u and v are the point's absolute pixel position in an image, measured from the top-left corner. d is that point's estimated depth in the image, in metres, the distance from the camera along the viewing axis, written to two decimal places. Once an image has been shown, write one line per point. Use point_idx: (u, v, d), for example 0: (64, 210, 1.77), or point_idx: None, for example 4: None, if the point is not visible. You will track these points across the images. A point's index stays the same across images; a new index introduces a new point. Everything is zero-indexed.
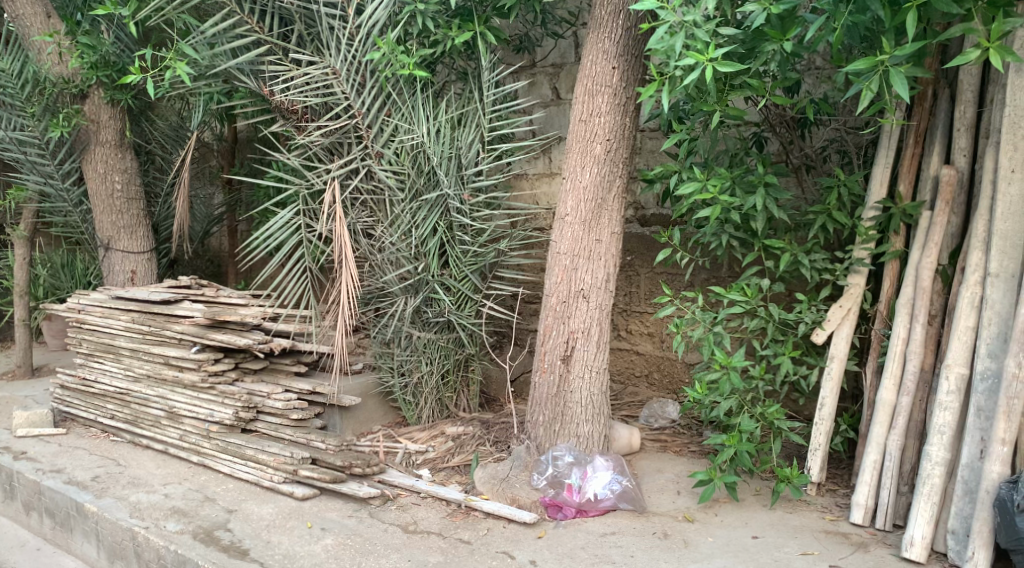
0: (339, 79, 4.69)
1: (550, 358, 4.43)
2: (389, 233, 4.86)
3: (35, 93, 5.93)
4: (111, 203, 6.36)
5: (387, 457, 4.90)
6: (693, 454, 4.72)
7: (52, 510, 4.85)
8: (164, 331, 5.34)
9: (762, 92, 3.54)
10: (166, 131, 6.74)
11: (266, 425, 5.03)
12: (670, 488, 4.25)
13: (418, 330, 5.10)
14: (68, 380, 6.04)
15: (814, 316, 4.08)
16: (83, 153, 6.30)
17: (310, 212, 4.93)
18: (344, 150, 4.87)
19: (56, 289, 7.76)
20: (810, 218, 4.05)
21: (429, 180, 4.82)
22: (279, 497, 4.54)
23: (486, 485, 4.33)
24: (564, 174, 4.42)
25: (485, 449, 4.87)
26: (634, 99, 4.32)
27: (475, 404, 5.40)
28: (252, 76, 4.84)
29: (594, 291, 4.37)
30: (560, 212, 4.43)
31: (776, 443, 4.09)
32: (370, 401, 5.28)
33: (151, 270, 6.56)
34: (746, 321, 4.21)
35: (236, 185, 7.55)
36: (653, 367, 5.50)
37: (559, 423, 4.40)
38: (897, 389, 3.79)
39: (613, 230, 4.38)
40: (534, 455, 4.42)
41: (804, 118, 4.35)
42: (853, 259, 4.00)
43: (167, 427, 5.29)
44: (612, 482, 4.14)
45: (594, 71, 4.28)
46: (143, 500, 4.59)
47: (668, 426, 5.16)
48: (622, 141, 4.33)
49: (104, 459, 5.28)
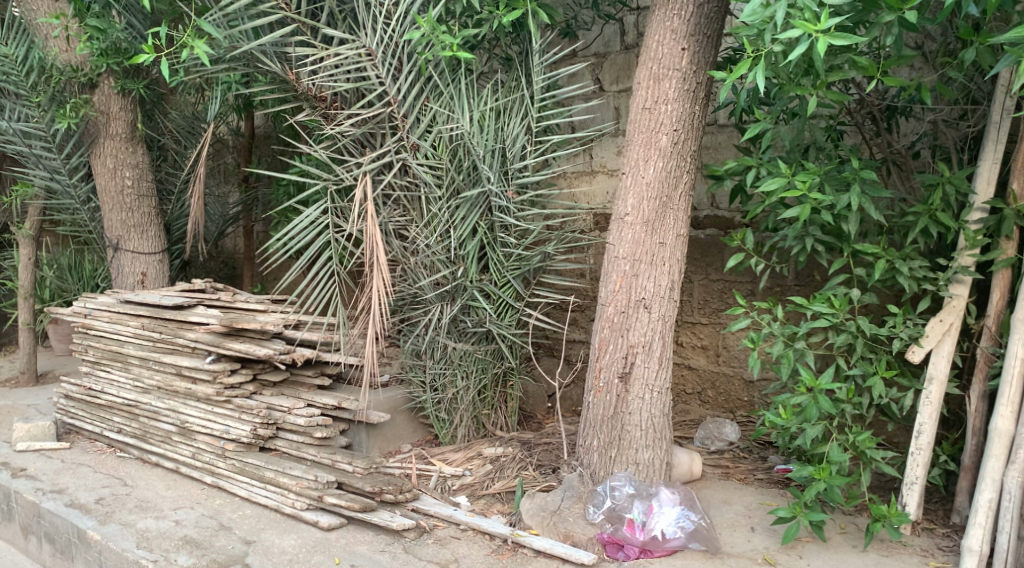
0: (373, 62, 4.23)
1: (607, 375, 3.95)
2: (424, 234, 4.41)
3: (40, 81, 5.53)
4: (120, 200, 5.92)
5: (420, 481, 4.45)
6: (762, 482, 4.25)
7: (52, 535, 4.40)
8: (176, 339, 4.92)
9: (871, 73, 3.07)
10: (179, 123, 6.34)
11: (287, 443, 4.57)
12: (742, 524, 3.78)
13: (455, 340, 4.63)
14: (73, 390, 5.61)
15: (911, 332, 3.57)
16: (91, 146, 5.85)
17: (338, 210, 4.47)
18: (377, 143, 4.42)
19: (63, 291, 7.42)
20: (909, 220, 3.55)
21: (469, 176, 4.38)
22: (302, 526, 4.08)
23: (535, 519, 3.83)
24: (624, 168, 3.94)
25: (529, 473, 4.39)
26: (705, 85, 3.85)
27: (513, 422, 4.93)
28: (276, 59, 4.33)
29: (658, 301, 3.89)
30: (618, 211, 3.95)
31: (867, 473, 3.60)
32: (398, 417, 4.82)
33: (162, 272, 6.12)
34: (831, 336, 3.72)
35: (252, 182, 7.06)
36: (707, 384, 5.02)
37: (616, 449, 3.92)
38: (1015, 417, 3.32)
39: (678, 232, 3.91)
40: (588, 484, 3.94)
41: (894, 107, 3.89)
42: (957, 267, 3.50)
43: (179, 444, 4.85)
44: (682, 518, 3.64)
45: (661, 53, 3.81)
46: (152, 527, 4.14)
47: (727, 449, 4.67)
48: (691, 132, 3.86)
49: (109, 478, 4.84)
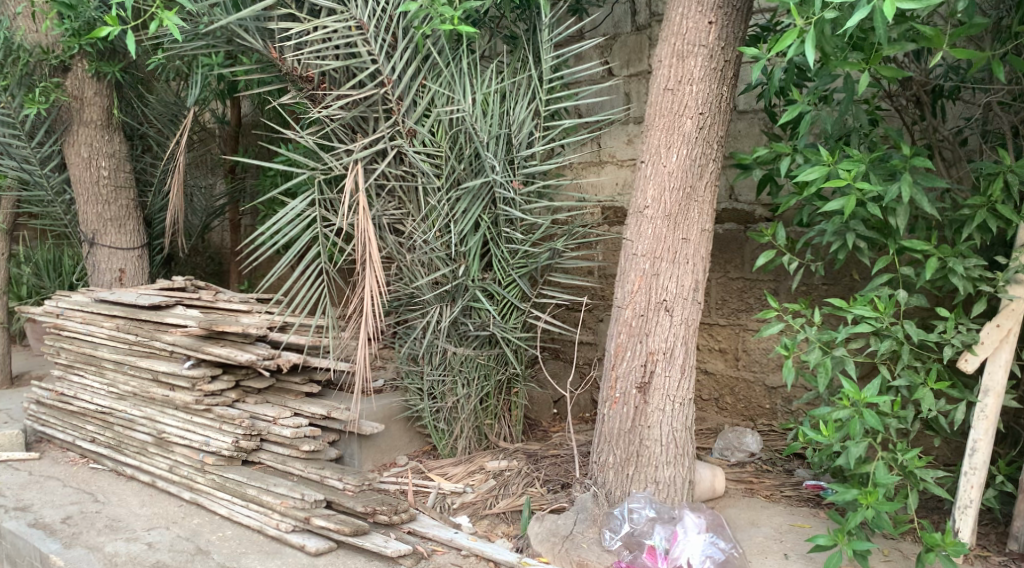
0: (365, 36, 3.84)
1: (623, 387, 3.57)
2: (422, 228, 4.04)
3: (7, 62, 5.08)
4: (96, 191, 5.50)
5: (418, 498, 4.07)
6: (790, 501, 3.89)
7: (14, 558, 4.00)
8: (152, 342, 4.53)
9: (936, 45, 2.69)
10: (158, 111, 5.88)
11: (271, 457, 4.18)
12: (775, 550, 3.42)
13: (455, 345, 4.25)
14: (44, 395, 5.21)
15: (964, 338, 3.20)
16: (64, 134, 5.42)
17: (327, 203, 4.07)
18: (369, 128, 4.03)
19: (39, 288, 7.04)
20: (964, 213, 3.18)
21: (471, 165, 4.00)
22: (287, 551, 3.70)
23: (544, 545, 3.45)
24: (643, 156, 3.56)
25: (537, 490, 4.02)
26: (733, 64, 3.47)
27: (518, 433, 4.55)
28: (258, 35, 3.96)
29: (680, 303, 3.51)
30: (637, 204, 3.56)
31: (914, 495, 3.23)
32: (392, 427, 4.45)
33: (142, 269, 5.71)
34: (874, 343, 3.35)
35: (239, 173, 6.66)
36: (725, 390, 4.65)
37: (634, 467, 3.55)
38: None
39: (703, 226, 3.53)
40: (603, 506, 3.55)
41: (941, 89, 3.52)
42: (1019, 266, 3.12)
43: (155, 456, 4.46)
44: (710, 547, 3.28)
45: (685, 27, 3.43)
46: (122, 551, 3.75)
47: (748, 462, 4.30)
48: (718, 115, 3.48)
49: (79, 493, 4.43)
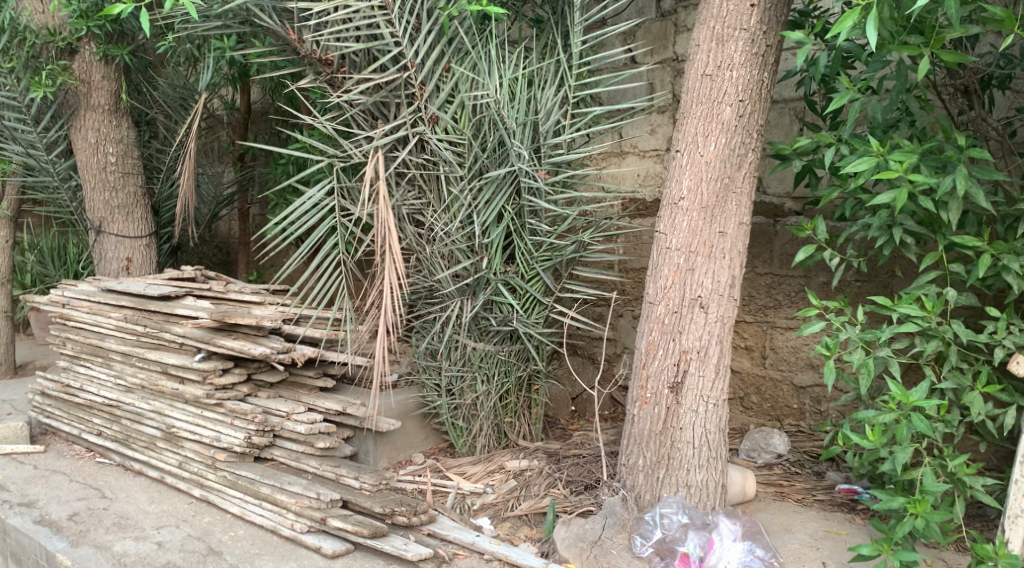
0: (389, 17, 3.68)
1: (654, 386, 3.42)
2: (443, 219, 3.89)
3: (13, 44, 4.92)
4: (103, 178, 5.35)
5: (436, 498, 3.94)
6: (823, 505, 3.76)
7: (18, 555, 3.87)
8: (162, 334, 4.39)
9: (1005, 28, 2.54)
10: (168, 95, 5.61)
11: (284, 453, 4.05)
12: (812, 558, 3.28)
13: (475, 340, 4.10)
14: (49, 387, 5.07)
15: (1016, 339, 3.06)
16: (71, 118, 5.26)
17: (345, 191, 3.92)
18: (390, 113, 3.88)
19: (44, 276, 6.89)
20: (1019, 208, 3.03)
21: (496, 153, 3.84)
22: (302, 552, 3.56)
23: (572, 550, 3.31)
24: (678, 145, 3.41)
25: (560, 491, 3.87)
26: (775, 50, 3.31)
27: (538, 431, 4.39)
28: (274, 15, 3.75)
29: (716, 299, 3.36)
30: (671, 195, 3.41)
31: (961, 503, 3.09)
32: (408, 424, 4.31)
33: (149, 258, 5.56)
34: (919, 344, 3.20)
35: (249, 160, 6.54)
36: (751, 389, 4.49)
37: (665, 470, 3.41)
38: None
39: (741, 219, 3.37)
40: (632, 511, 3.40)
41: (993, 77, 3.34)
42: None
43: (165, 451, 4.32)
44: (748, 556, 3.16)
45: (725, 9, 3.27)
46: (131, 550, 3.61)
47: (776, 463, 4.16)
48: (758, 102, 3.32)
49: (86, 489, 4.30)
